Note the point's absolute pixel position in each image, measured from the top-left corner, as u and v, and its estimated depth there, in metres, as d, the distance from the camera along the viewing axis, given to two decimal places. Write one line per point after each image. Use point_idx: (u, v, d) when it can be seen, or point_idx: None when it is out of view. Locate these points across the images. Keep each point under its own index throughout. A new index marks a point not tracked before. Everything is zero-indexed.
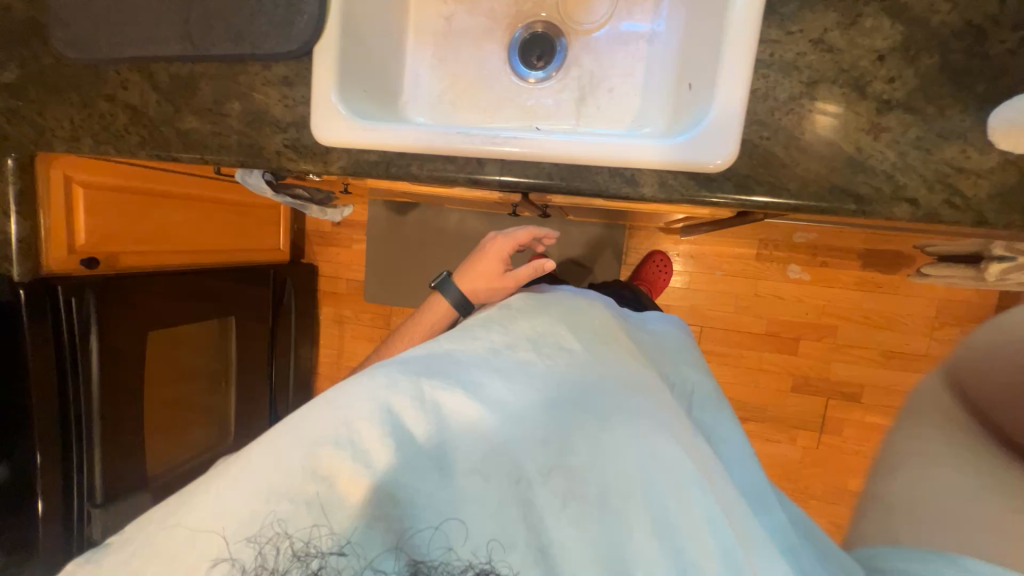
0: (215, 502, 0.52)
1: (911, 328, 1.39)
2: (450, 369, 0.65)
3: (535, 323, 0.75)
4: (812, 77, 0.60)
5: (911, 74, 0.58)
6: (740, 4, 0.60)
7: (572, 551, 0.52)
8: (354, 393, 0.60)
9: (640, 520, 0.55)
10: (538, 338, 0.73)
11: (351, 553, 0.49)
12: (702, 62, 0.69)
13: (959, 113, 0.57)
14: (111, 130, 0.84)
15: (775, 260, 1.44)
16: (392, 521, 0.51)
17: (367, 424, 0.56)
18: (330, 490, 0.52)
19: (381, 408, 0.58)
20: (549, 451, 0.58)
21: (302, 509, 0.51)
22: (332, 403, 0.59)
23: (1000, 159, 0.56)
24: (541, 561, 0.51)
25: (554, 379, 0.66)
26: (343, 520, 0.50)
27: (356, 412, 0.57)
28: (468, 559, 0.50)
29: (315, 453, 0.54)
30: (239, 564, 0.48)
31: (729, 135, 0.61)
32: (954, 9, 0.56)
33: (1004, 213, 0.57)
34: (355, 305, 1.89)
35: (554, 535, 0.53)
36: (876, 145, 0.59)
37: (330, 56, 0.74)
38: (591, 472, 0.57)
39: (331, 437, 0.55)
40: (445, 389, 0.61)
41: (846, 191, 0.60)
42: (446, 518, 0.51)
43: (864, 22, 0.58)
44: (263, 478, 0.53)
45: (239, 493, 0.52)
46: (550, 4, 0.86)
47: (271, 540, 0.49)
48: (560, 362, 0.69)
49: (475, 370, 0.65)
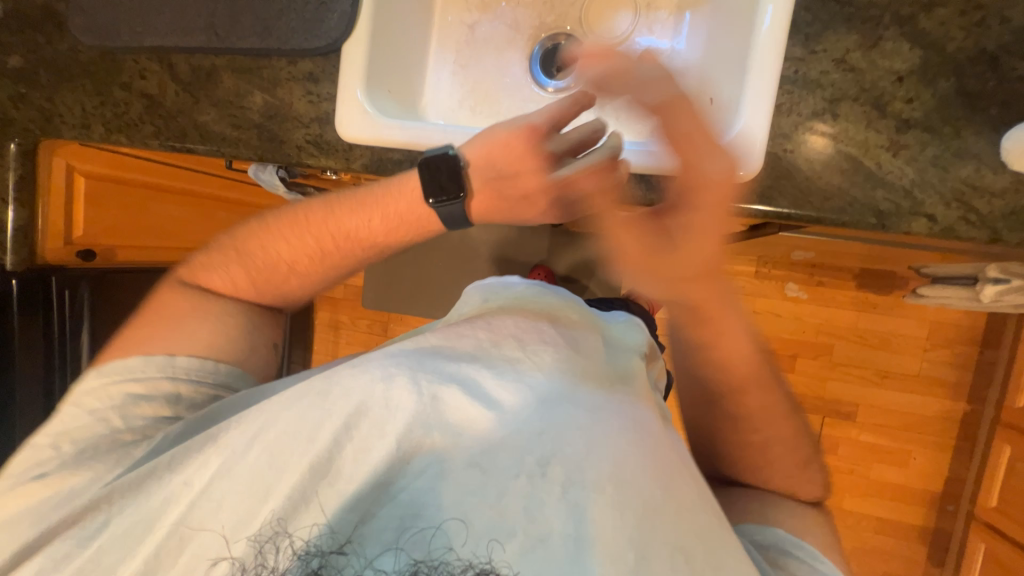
0: (200, 497, 0.50)
1: (906, 349, 1.41)
2: (438, 353, 0.57)
3: (532, 306, 0.69)
4: (834, 94, 0.63)
5: (928, 96, 0.61)
6: (767, 22, 0.62)
7: (580, 548, 0.46)
8: (336, 380, 0.52)
9: (648, 512, 0.48)
10: (527, 322, 0.64)
11: (350, 552, 0.47)
12: (724, 78, 0.71)
13: (974, 134, 0.60)
14: (123, 119, 0.82)
15: (773, 279, 1.43)
16: (393, 518, 0.48)
17: (358, 417, 0.51)
18: (332, 487, 0.49)
19: (365, 399, 0.51)
20: (547, 443, 0.51)
21: (303, 507, 0.49)
22: (307, 391, 0.52)
23: (1012, 179, 0.59)
24: (546, 557, 0.46)
25: (556, 365, 0.59)
26: (343, 517, 0.49)
27: (339, 403, 0.51)
28: (468, 558, 0.46)
29: (308, 448, 0.50)
30: (238, 562, 0.48)
31: (756, 144, 0.62)
32: (968, 37, 0.60)
33: (1017, 230, 0.59)
34: (351, 310, 1.72)
35: (554, 530, 0.47)
36: (894, 162, 0.61)
37: (359, 55, 0.75)
38: (595, 467, 0.49)
39: (319, 431, 0.50)
40: (439, 376, 0.53)
41: (867, 205, 0.62)
42: (450, 517, 0.48)
43: (884, 46, 0.62)
44: (251, 473, 0.50)
45: (229, 489, 0.50)
46: (573, 17, 0.86)
47: (270, 539, 0.48)
48: (557, 348, 0.61)
49: (462, 356, 0.57)
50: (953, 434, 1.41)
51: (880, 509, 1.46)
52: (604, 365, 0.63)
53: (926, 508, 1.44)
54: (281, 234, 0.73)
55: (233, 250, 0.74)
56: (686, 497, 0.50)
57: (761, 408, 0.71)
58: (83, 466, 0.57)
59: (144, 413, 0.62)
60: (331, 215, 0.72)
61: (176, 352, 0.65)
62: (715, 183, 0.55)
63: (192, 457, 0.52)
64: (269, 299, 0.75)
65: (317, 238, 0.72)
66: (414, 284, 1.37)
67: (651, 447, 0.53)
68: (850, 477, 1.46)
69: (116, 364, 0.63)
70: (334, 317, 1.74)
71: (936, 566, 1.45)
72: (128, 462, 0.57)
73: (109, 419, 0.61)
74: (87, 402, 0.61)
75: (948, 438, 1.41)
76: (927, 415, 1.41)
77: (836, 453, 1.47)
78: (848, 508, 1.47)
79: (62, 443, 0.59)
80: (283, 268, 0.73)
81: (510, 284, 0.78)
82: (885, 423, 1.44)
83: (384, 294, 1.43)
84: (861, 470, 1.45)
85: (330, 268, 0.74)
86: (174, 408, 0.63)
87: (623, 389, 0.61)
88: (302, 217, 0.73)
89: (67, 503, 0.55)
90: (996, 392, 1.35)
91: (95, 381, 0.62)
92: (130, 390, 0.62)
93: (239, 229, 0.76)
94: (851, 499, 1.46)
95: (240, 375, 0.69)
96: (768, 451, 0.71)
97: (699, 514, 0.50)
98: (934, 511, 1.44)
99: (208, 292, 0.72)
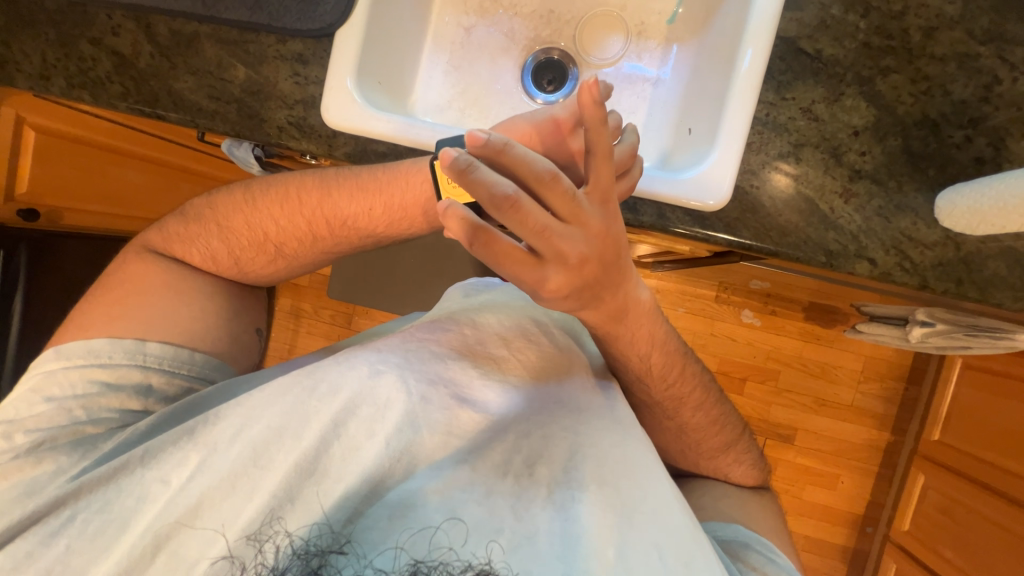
0: (177, 496, 0.48)
1: (843, 380, 1.51)
2: (425, 352, 0.58)
3: (512, 308, 0.69)
4: (799, 140, 0.68)
5: (879, 151, 0.67)
6: (745, 65, 0.66)
7: (569, 545, 0.46)
8: (323, 376, 0.52)
9: (630, 510, 0.51)
10: (512, 324, 0.66)
11: (351, 552, 0.44)
12: (702, 112, 0.75)
13: (914, 191, 0.66)
14: (90, 76, 0.77)
15: (731, 304, 1.51)
16: (381, 517, 0.46)
17: (346, 414, 0.51)
18: (319, 487, 0.48)
19: (355, 395, 0.52)
20: (530, 448, 0.54)
21: (289, 504, 0.47)
22: (292, 386, 0.52)
23: (943, 235, 0.65)
24: (535, 554, 0.45)
25: (533, 375, 0.61)
26: (338, 512, 0.47)
27: (326, 400, 0.51)
28: (468, 559, 0.43)
29: (292, 446, 0.49)
30: (240, 561, 0.44)
31: (726, 179, 0.66)
32: (915, 104, 0.67)
33: (943, 279, 0.66)
34: (316, 299, 1.67)
35: (541, 527, 0.47)
36: (845, 208, 0.67)
37: (351, 43, 0.74)
38: (578, 469, 0.53)
39: (306, 427, 0.50)
40: (428, 377, 0.55)
41: (819, 244, 0.67)
42: (447, 516, 0.46)
43: (845, 101, 0.68)
44: (231, 472, 0.48)
45: (207, 487, 0.48)
46: (568, 34, 0.88)
47: (271, 538, 0.45)
48: (537, 354, 0.63)
49: (449, 356, 0.59)
50: (877, 461, 1.53)
51: (811, 528, 1.55)
52: (581, 370, 0.66)
53: (849, 528, 1.55)
54: (269, 212, 0.71)
55: (217, 221, 0.72)
56: (664, 500, 0.53)
57: (713, 424, 0.75)
58: (44, 457, 0.55)
59: (109, 404, 0.61)
60: (324, 197, 0.70)
61: (148, 339, 0.65)
62: (547, 289, 0.49)
63: (169, 453, 0.50)
64: (254, 277, 0.75)
65: (309, 213, 0.71)
66: (384, 277, 1.35)
67: (631, 450, 0.56)
68: (785, 497, 1.55)
69: (83, 348, 0.62)
70: (295, 304, 1.68)
71: None
72: (94, 455, 0.55)
73: (71, 409, 0.59)
74: (50, 389, 0.60)
75: (873, 464, 1.53)
76: (856, 443, 1.53)
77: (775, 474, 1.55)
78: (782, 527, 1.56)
79: (20, 432, 0.57)
80: (267, 234, 0.72)
81: (492, 283, 0.79)
82: (819, 448, 1.54)
83: (352, 284, 1.39)
84: (796, 490, 1.55)
85: (317, 254, 0.74)
86: (143, 400, 0.62)
87: (595, 396, 0.62)
88: (292, 196, 0.71)
89: (27, 498, 0.52)
90: (916, 425, 1.47)
91: (60, 368, 0.61)
92: (95, 378, 0.61)
93: (224, 196, 0.74)
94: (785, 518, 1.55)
95: (217, 366, 0.69)
96: (730, 448, 0.77)
97: (675, 515, 0.53)
98: (855, 531, 1.55)
99: (189, 266, 0.71)
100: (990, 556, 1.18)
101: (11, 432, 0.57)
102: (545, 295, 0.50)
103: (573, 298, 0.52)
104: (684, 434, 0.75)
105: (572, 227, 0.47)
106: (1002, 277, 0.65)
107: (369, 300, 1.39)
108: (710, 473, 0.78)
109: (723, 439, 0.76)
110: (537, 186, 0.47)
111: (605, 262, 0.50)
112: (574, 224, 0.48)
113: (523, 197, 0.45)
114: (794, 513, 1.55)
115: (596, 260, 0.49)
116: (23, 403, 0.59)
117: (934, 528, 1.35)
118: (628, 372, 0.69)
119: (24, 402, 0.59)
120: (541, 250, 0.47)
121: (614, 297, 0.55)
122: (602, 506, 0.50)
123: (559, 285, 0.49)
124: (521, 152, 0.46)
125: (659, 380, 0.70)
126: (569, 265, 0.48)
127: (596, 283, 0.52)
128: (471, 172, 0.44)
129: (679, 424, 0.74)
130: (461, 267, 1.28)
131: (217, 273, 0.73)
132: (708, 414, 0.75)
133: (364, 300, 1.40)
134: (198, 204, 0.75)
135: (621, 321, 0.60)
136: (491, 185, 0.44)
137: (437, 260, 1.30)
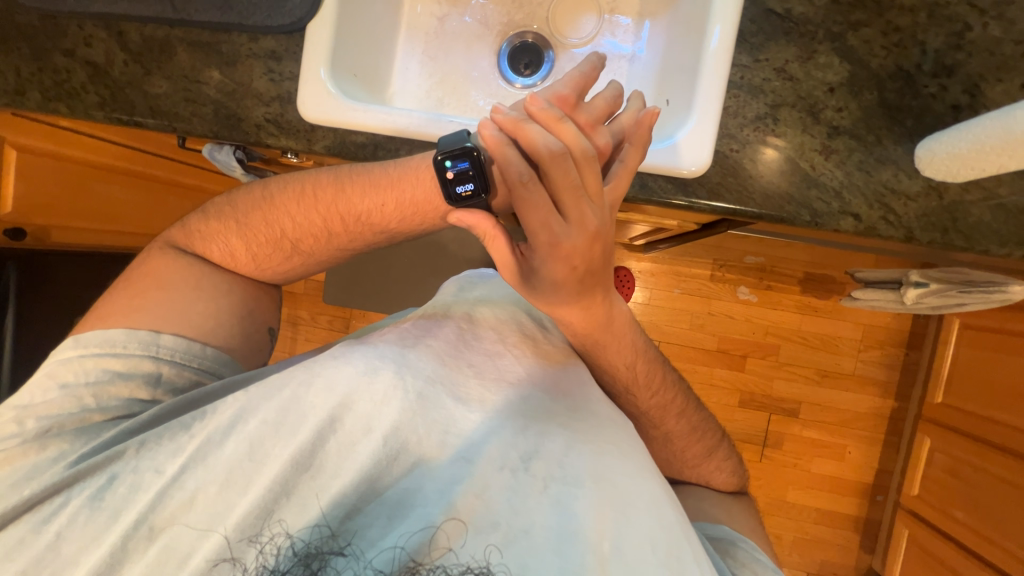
0: (172, 487, 0.48)
1: (844, 350, 1.51)
2: (422, 348, 0.58)
3: (501, 306, 0.68)
4: (775, 100, 0.68)
5: (855, 106, 0.67)
6: (717, 32, 0.67)
7: (565, 540, 0.47)
8: (319, 371, 0.52)
9: (623, 505, 0.50)
10: (508, 318, 0.67)
11: (351, 553, 0.46)
12: (678, 82, 0.75)
13: (894, 144, 0.67)
14: (66, 87, 0.77)
15: (727, 281, 1.51)
16: (378, 516, 0.48)
17: (342, 410, 0.51)
18: (316, 484, 0.49)
19: (349, 393, 0.51)
20: (530, 438, 0.53)
21: (285, 500, 0.48)
22: (288, 381, 0.52)
23: (925, 185, 0.66)
24: (532, 548, 0.47)
25: (528, 371, 0.61)
26: (332, 509, 0.48)
27: (321, 395, 0.51)
28: (467, 562, 0.46)
29: (290, 440, 0.49)
30: (241, 565, 0.46)
31: (704, 145, 0.66)
32: (888, 56, 0.67)
33: (928, 230, 0.66)
34: (312, 306, 1.67)
35: (536, 519, 0.48)
36: (826, 164, 0.67)
37: (323, 35, 0.74)
38: (576, 461, 0.52)
39: (301, 424, 0.50)
40: (426, 376, 0.55)
41: (804, 204, 0.67)
42: (447, 516, 0.47)
43: (818, 58, 0.68)
44: (228, 468, 0.48)
45: (203, 484, 0.48)
46: (541, 17, 0.88)
47: (272, 540, 0.46)
48: (533, 350, 0.63)
49: (445, 354, 0.59)
50: (883, 429, 1.53)
51: (820, 501, 1.55)
52: (574, 360, 0.66)
53: (860, 498, 1.55)
54: (286, 209, 0.71)
55: (236, 218, 0.72)
56: (655, 496, 0.53)
57: (696, 424, 0.76)
58: (49, 442, 0.55)
59: (118, 393, 0.61)
60: (338, 193, 0.69)
61: (162, 330, 0.64)
62: (562, 249, 0.51)
63: (164, 445, 0.51)
64: (269, 275, 0.75)
65: (326, 213, 0.70)
66: (378, 279, 1.35)
67: (625, 446, 0.56)
68: (794, 471, 1.55)
69: (99, 337, 0.62)
70: (293, 312, 1.67)
71: (868, 553, 1.56)
72: (95, 443, 0.55)
73: (81, 397, 0.59)
74: (64, 376, 0.60)
75: (878, 433, 1.53)
76: (860, 412, 1.53)
77: (782, 449, 1.55)
78: (794, 500, 1.55)
79: (31, 418, 0.56)
80: (283, 235, 0.71)
81: (488, 275, 0.78)
82: (825, 419, 1.53)
83: (346, 289, 1.39)
84: (804, 464, 1.55)
85: (333, 249, 0.74)
86: (151, 390, 0.62)
87: (589, 390, 0.62)
88: (308, 193, 0.70)
89: (23, 485, 0.52)
90: (920, 389, 1.47)
91: (76, 356, 0.61)
92: (107, 367, 0.61)
93: (243, 193, 0.74)
94: (795, 492, 1.55)
95: (227, 362, 0.68)
96: (713, 454, 0.77)
97: (668, 512, 0.52)
98: (867, 501, 1.55)
99: (201, 262, 0.71)
100: (1001, 517, 1.19)
101: (23, 417, 0.56)
102: (558, 256, 0.51)
103: (578, 273, 0.53)
104: (671, 442, 0.76)
105: (595, 204, 0.51)
106: (987, 224, 0.65)
107: (366, 303, 1.38)
108: (709, 459, 0.77)
109: (709, 432, 0.77)
110: (578, 159, 0.50)
111: (608, 246, 0.54)
112: (596, 203, 0.51)
113: (568, 157, 0.49)
114: (804, 487, 1.55)
115: (605, 240, 0.52)
116: (38, 389, 0.58)
117: (943, 491, 1.35)
118: (614, 383, 0.71)
119: (38, 389, 0.58)
120: (569, 210, 0.50)
121: (593, 304, 0.59)
122: (595, 504, 0.50)
123: (572, 248, 0.51)
124: (573, 128, 0.50)
125: (645, 388, 0.71)
126: (587, 231, 0.51)
127: (599, 268, 0.54)
128: (527, 125, 0.50)
129: (666, 433, 0.75)
130: (456, 262, 1.27)
131: (235, 271, 0.73)
132: (690, 421, 0.75)
133: (359, 303, 1.39)
134: (218, 203, 0.75)
135: (606, 331, 0.64)
136: (544, 140, 0.49)
137: (428, 256, 1.30)
